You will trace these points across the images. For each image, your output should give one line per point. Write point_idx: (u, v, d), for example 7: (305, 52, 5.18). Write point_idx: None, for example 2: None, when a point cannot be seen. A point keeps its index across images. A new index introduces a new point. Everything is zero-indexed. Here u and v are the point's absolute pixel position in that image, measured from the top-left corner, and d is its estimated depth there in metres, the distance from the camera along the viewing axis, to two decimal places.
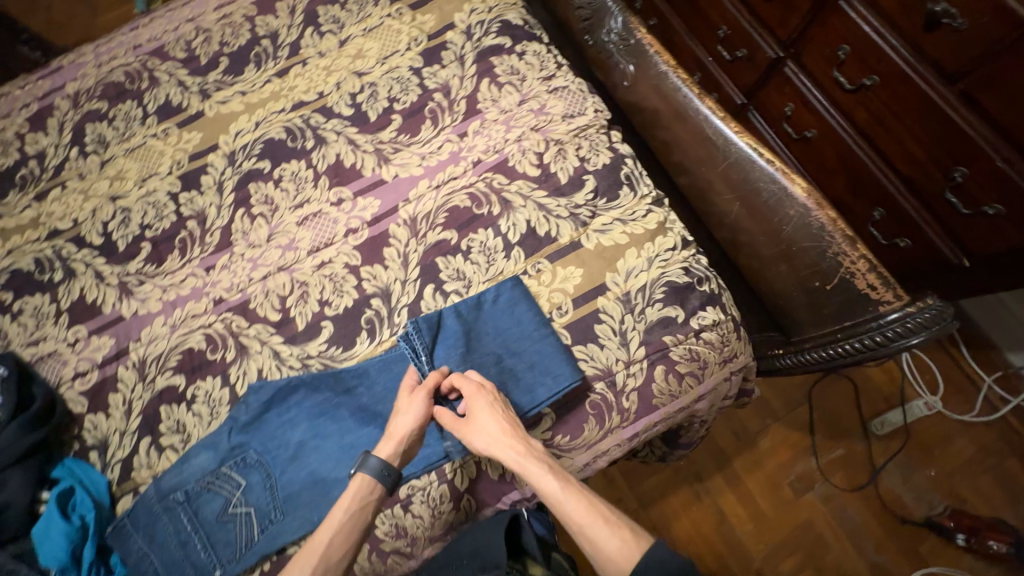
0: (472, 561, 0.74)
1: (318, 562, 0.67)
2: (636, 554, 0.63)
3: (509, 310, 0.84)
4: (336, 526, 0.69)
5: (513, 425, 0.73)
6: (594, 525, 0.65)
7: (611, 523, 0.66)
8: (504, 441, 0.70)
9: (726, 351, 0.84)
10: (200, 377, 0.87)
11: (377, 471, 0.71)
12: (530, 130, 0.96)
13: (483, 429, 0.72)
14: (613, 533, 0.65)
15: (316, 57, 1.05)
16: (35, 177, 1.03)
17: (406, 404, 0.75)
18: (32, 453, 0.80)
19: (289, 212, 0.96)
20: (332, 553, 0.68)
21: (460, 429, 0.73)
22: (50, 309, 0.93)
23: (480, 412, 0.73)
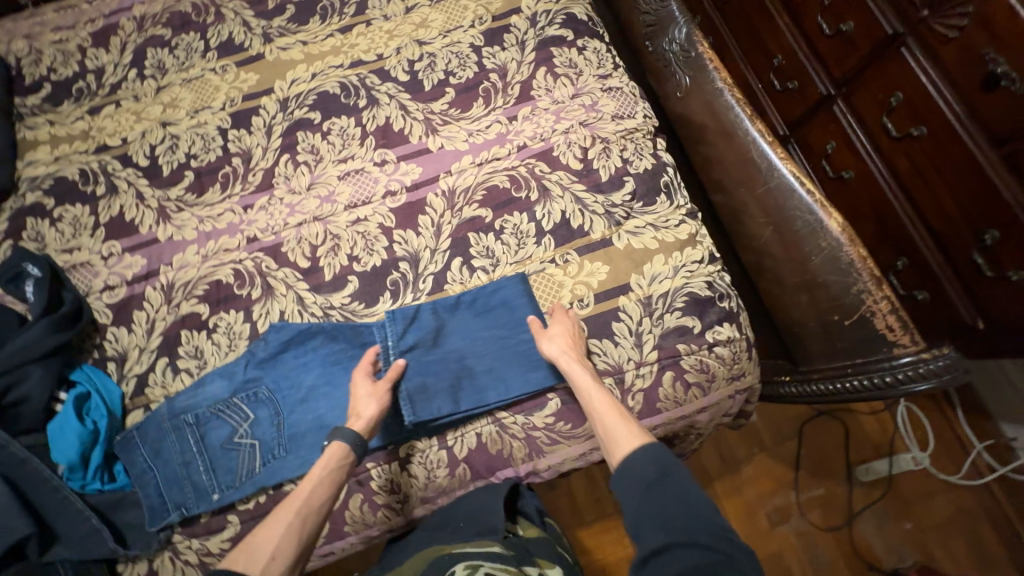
0: (470, 526, 0.75)
1: (303, 501, 0.70)
2: (636, 443, 0.70)
3: (512, 305, 0.87)
4: (316, 480, 0.72)
5: (574, 335, 0.81)
6: (609, 416, 0.73)
7: (626, 419, 0.73)
8: (564, 342, 0.80)
9: (735, 368, 0.86)
10: (224, 309, 0.89)
11: (354, 440, 0.74)
12: (578, 124, 0.97)
13: (555, 339, 0.80)
14: (623, 424, 0.72)
15: (381, 19, 1.06)
16: (91, 91, 1.05)
17: (368, 390, 0.80)
18: (56, 353, 0.82)
19: (332, 165, 0.98)
20: (314, 499, 0.71)
21: (536, 333, 0.82)
22: (88, 221, 0.96)
23: (558, 323, 0.82)
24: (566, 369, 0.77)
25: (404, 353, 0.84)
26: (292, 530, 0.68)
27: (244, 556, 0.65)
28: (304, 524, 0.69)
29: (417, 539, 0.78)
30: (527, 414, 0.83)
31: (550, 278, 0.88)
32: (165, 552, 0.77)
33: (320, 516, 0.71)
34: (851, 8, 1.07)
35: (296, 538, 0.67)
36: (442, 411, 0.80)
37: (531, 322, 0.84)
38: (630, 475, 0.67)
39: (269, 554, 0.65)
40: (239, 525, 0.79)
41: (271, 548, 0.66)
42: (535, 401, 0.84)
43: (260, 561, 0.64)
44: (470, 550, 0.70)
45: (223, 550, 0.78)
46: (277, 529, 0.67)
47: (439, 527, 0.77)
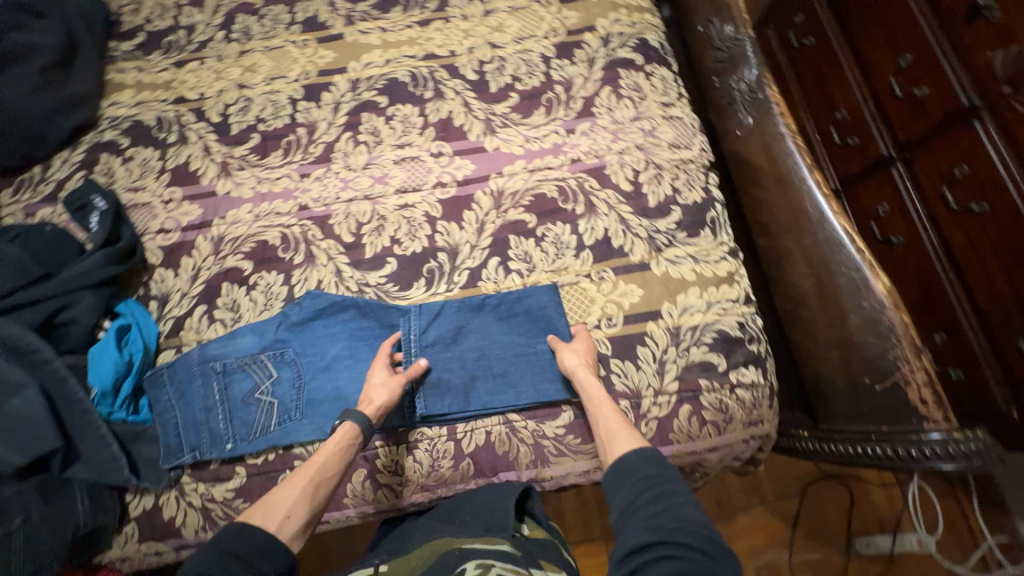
0: (478, 520, 0.73)
1: (316, 469, 0.71)
2: (633, 444, 0.69)
3: (541, 313, 0.88)
4: (328, 453, 0.73)
5: (592, 355, 0.82)
6: (611, 418, 0.74)
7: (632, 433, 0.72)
8: (583, 357, 0.81)
9: (754, 414, 0.85)
10: (266, 269, 0.93)
11: (363, 421, 0.75)
12: (634, 146, 0.98)
13: (578, 352, 0.81)
14: (622, 427, 0.73)
15: (459, 19, 1.10)
16: (180, 46, 1.12)
17: (382, 378, 0.80)
18: (107, 284, 0.87)
19: (390, 149, 1.01)
20: (327, 468, 0.72)
21: (556, 347, 0.84)
22: (156, 165, 1.01)
23: (583, 340, 0.83)
24: (580, 380, 0.78)
25: (424, 348, 0.86)
26: (307, 494, 0.69)
27: (262, 510, 0.66)
28: (316, 489, 0.70)
29: (421, 527, 0.76)
30: (539, 421, 0.83)
31: (582, 292, 0.89)
32: (172, 489, 0.80)
33: (330, 485, 0.72)
34: (928, 74, 1.05)
35: (310, 501, 0.69)
36: (451, 408, 0.83)
37: (551, 339, 0.85)
38: (621, 474, 0.66)
39: (285, 512, 0.67)
40: (245, 478, 0.81)
41: (287, 507, 0.67)
42: (548, 410, 0.84)
43: (276, 517, 0.66)
44: (480, 547, 0.66)
45: (226, 499, 0.80)
46: (294, 491, 0.68)
47: (446, 514, 0.77)
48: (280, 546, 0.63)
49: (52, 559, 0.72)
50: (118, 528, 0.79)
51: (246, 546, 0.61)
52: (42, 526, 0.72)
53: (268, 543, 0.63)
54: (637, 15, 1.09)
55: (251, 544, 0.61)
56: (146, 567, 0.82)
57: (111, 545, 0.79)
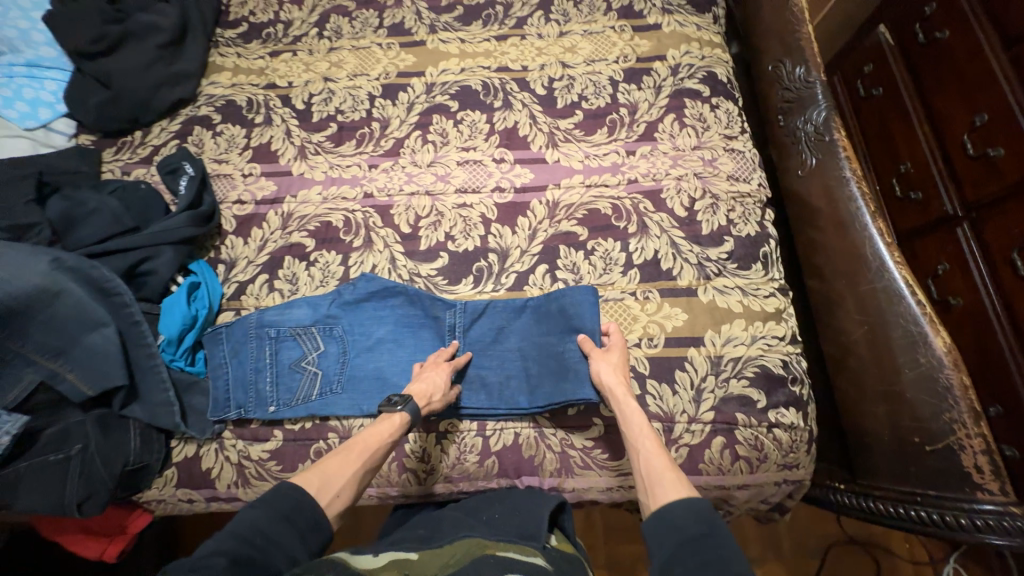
0: (513, 525, 0.71)
1: (370, 453, 0.70)
2: (682, 491, 0.61)
3: (575, 313, 0.86)
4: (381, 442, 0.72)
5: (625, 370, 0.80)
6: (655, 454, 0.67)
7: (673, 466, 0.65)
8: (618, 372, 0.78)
9: (789, 457, 0.82)
10: (327, 248, 0.98)
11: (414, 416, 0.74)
12: (692, 174, 0.99)
13: (611, 364, 0.79)
14: (667, 468, 0.65)
15: (535, 37, 1.15)
16: (277, 38, 1.22)
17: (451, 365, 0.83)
18: (185, 243, 0.92)
19: (455, 150, 1.05)
20: (378, 453, 0.71)
21: (589, 351, 0.82)
22: (240, 142, 1.10)
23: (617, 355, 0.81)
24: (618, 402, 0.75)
25: (465, 342, 0.89)
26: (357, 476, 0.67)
27: (318, 478, 0.64)
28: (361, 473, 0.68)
29: (449, 518, 0.76)
30: (569, 431, 0.83)
31: (626, 309, 0.89)
32: (213, 442, 0.85)
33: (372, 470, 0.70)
34: (1004, 133, 1.02)
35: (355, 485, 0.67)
36: (481, 405, 0.84)
37: (581, 339, 0.83)
38: (667, 522, 0.58)
39: (336, 491, 0.64)
40: (281, 441, 0.85)
41: (340, 484, 0.65)
42: (579, 420, 0.84)
43: (329, 492, 0.64)
44: (515, 556, 0.63)
45: (260, 459, 0.84)
46: (347, 471, 0.66)
47: (472, 507, 0.78)
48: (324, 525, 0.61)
49: (100, 489, 0.76)
50: (159, 470, 0.83)
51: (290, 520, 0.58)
52: (97, 456, 0.76)
53: (314, 518, 0.60)
54: (709, 49, 1.11)
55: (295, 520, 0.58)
56: (178, 513, 0.87)
57: (149, 486, 0.84)
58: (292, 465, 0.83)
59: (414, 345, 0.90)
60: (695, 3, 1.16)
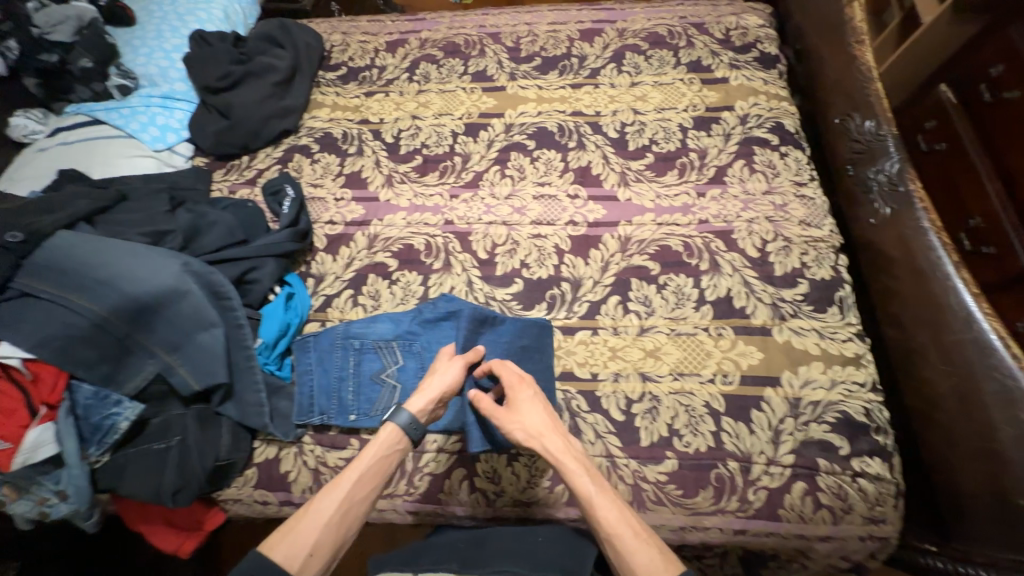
0: (555, 559, 0.71)
1: (344, 496, 0.69)
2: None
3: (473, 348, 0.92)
4: (359, 472, 0.71)
5: (544, 413, 0.76)
6: (623, 534, 0.64)
7: (644, 540, 0.64)
8: (540, 422, 0.75)
9: (877, 510, 0.77)
10: (408, 268, 1.04)
11: (406, 425, 0.75)
12: (763, 217, 1.01)
13: (517, 419, 0.76)
14: (642, 547, 0.63)
15: (608, 86, 1.24)
16: (372, 80, 1.36)
17: (444, 365, 0.83)
18: (286, 257, 1.00)
19: (531, 185, 1.12)
20: (360, 489, 0.70)
21: (490, 412, 0.76)
22: (335, 169, 1.21)
23: (520, 398, 0.77)
24: (574, 477, 0.69)
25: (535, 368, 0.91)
26: (332, 525, 0.66)
27: (285, 542, 0.64)
28: (342, 518, 0.67)
29: (494, 538, 0.76)
30: (641, 463, 0.82)
31: (698, 344, 0.90)
32: (293, 446, 0.88)
33: (362, 506, 0.70)
34: None
35: (331, 538, 0.65)
36: None
37: (477, 399, 0.77)
38: None
39: (309, 550, 0.64)
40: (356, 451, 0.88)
41: (309, 544, 0.64)
42: (651, 453, 0.82)
43: (301, 555, 0.63)
44: None
45: (336, 467, 0.87)
46: (316, 529, 0.65)
47: (521, 531, 0.78)
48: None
49: (191, 483, 0.78)
50: (241, 469, 0.86)
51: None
52: (194, 449, 0.80)
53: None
54: (776, 101, 1.16)
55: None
56: (249, 514, 0.89)
57: (229, 485, 0.86)
58: None
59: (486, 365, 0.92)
60: (761, 60, 1.23)
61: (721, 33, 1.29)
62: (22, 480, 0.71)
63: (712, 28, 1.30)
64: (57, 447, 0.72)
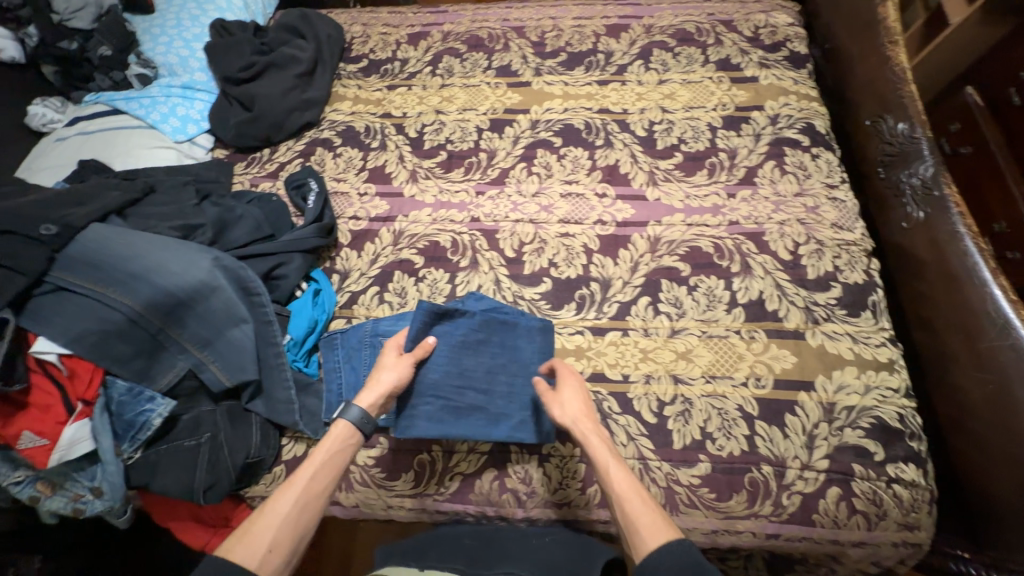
0: (563, 558, 0.73)
1: (303, 489, 0.67)
2: (661, 536, 0.60)
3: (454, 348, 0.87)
4: (315, 466, 0.70)
5: (584, 400, 0.78)
6: (630, 499, 0.64)
7: (648, 503, 0.64)
8: (576, 409, 0.76)
9: (911, 516, 0.77)
10: (435, 266, 1.03)
11: (358, 419, 0.75)
12: (795, 220, 1.00)
13: (568, 404, 0.77)
14: (646, 511, 0.63)
15: (635, 83, 1.22)
16: (394, 73, 1.33)
17: (390, 362, 0.81)
18: (312, 252, 0.99)
19: (559, 182, 1.11)
20: (316, 484, 0.69)
21: (546, 396, 0.79)
22: (358, 164, 1.19)
23: (569, 383, 0.80)
24: (593, 449, 0.71)
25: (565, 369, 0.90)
26: (290, 521, 0.64)
27: (241, 541, 0.62)
28: (301, 510, 0.66)
29: (500, 537, 0.80)
30: (674, 465, 0.82)
31: (730, 347, 0.89)
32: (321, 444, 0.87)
33: (321, 502, 0.68)
34: None
35: (291, 534, 0.64)
36: None
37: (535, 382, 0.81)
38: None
39: (267, 545, 0.62)
40: (385, 449, 0.87)
41: (267, 541, 0.62)
42: (684, 455, 0.82)
43: (258, 550, 0.61)
44: None
45: (366, 465, 0.86)
46: (273, 526, 0.63)
47: (528, 534, 0.81)
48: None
49: (223, 479, 0.78)
50: (269, 466, 0.85)
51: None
52: (225, 445, 0.79)
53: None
54: (807, 101, 1.15)
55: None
56: None
57: (258, 482, 0.85)
58: (397, 473, 0.85)
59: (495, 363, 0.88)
60: (791, 59, 1.22)
61: (750, 30, 1.27)
62: (57, 476, 0.71)
63: (741, 26, 1.28)
64: (92, 444, 0.71)
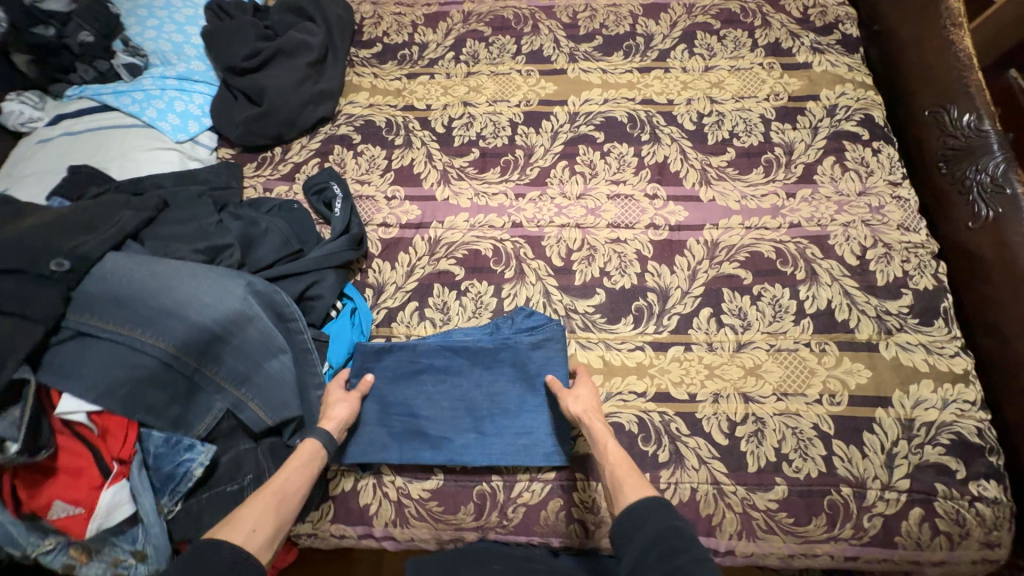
0: None
1: (281, 480, 0.67)
2: (642, 493, 0.66)
3: (491, 378, 0.85)
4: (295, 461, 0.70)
5: (594, 391, 0.81)
6: (620, 465, 0.70)
7: (635, 470, 0.70)
8: (590, 401, 0.78)
9: (992, 534, 0.75)
10: (477, 277, 0.95)
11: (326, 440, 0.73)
12: (859, 221, 0.95)
13: (582, 398, 0.78)
14: (630, 473, 0.69)
15: (679, 70, 1.13)
16: (412, 59, 1.21)
17: (339, 396, 0.80)
18: (343, 266, 0.91)
19: (605, 183, 1.03)
20: (296, 476, 0.69)
21: (557, 392, 0.80)
22: (382, 163, 1.08)
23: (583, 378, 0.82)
24: (589, 426, 0.74)
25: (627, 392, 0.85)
26: (273, 506, 0.64)
27: (226, 527, 0.62)
28: (282, 498, 0.66)
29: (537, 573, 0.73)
30: (750, 489, 0.78)
31: (801, 361, 0.85)
32: (371, 477, 0.82)
33: (300, 495, 0.68)
34: None
35: (275, 514, 0.64)
36: (647, 461, 0.80)
37: (549, 380, 0.81)
38: (628, 528, 0.63)
39: (250, 526, 0.62)
40: (440, 480, 0.81)
41: (251, 520, 0.62)
42: (760, 479, 0.78)
43: (241, 531, 0.61)
44: None
45: (421, 499, 0.81)
46: (255, 508, 0.63)
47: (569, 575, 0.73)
48: (248, 559, 0.59)
49: None
50: (316, 502, 0.81)
51: (211, 561, 0.56)
52: None
53: (225, 558, 0.57)
54: (865, 90, 1.07)
55: (215, 561, 0.57)
56: (320, 544, 0.83)
57: (304, 519, 0.81)
58: (455, 509, 0.80)
59: (518, 396, 0.84)
60: (845, 43, 1.14)
61: (799, 11, 1.18)
62: (95, 541, 0.65)
63: (789, 6, 1.18)
64: (131, 507, 0.65)
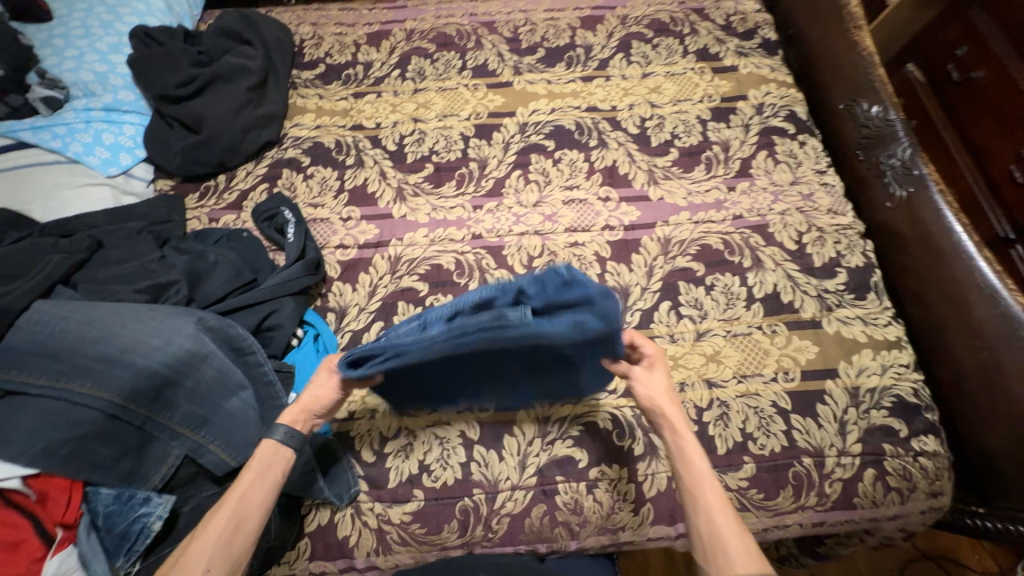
0: None
1: (233, 507, 0.61)
2: (753, 564, 0.56)
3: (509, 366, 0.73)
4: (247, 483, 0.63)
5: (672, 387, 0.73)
6: (721, 513, 0.61)
7: (741, 527, 0.60)
8: (679, 418, 0.69)
9: (936, 485, 0.82)
10: (442, 291, 0.95)
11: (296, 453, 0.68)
12: (794, 209, 1.03)
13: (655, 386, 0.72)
14: (738, 533, 0.59)
15: (619, 78, 1.18)
16: (358, 79, 1.20)
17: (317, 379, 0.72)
18: (301, 292, 0.89)
19: (559, 189, 1.06)
20: (250, 501, 0.62)
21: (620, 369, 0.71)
22: (334, 184, 1.06)
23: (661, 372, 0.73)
24: (676, 437, 0.68)
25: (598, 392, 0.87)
26: (225, 539, 0.59)
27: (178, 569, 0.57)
28: (236, 528, 0.60)
29: None
30: (721, 471, 0.81)
31: (756, 343, 0.90)
32: (348, 507, 0.79)
33: (258, 515, 0.61)
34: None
35: (229, 549, 0.58)
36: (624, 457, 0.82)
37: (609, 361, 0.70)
38: None
39: (202, 568, 0.56)
40: (422, 501, 0.80)
41: (203, 561, 0.57)
42: (729, 460, 0.82)
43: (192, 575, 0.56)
44: None
45: (402, 523, 0.79)
46: (205, 548, 0.58)
47: None
48: None
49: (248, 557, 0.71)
50: (292, 542, 0.77)
51: None
52: None
53: None
54: (787, 89, 1.16)
55: None
56: None
57: (279, 561, 0.77)
58: (438, 527, 0.78)
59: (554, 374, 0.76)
60: (765, 46, 1.23)
61: (722, 18, 1.27)
62: None
63: (713, 14, 1.27)
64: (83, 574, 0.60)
